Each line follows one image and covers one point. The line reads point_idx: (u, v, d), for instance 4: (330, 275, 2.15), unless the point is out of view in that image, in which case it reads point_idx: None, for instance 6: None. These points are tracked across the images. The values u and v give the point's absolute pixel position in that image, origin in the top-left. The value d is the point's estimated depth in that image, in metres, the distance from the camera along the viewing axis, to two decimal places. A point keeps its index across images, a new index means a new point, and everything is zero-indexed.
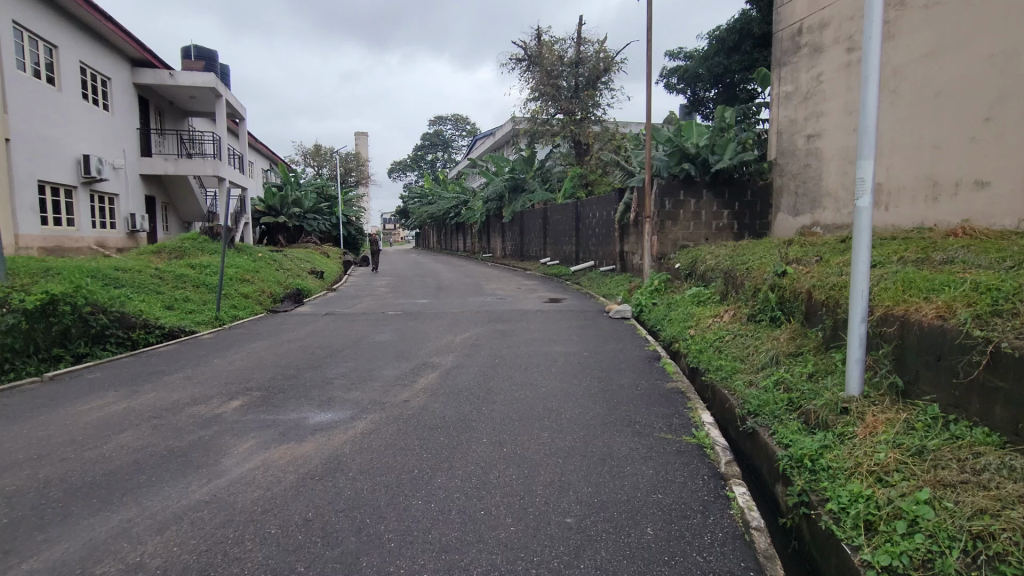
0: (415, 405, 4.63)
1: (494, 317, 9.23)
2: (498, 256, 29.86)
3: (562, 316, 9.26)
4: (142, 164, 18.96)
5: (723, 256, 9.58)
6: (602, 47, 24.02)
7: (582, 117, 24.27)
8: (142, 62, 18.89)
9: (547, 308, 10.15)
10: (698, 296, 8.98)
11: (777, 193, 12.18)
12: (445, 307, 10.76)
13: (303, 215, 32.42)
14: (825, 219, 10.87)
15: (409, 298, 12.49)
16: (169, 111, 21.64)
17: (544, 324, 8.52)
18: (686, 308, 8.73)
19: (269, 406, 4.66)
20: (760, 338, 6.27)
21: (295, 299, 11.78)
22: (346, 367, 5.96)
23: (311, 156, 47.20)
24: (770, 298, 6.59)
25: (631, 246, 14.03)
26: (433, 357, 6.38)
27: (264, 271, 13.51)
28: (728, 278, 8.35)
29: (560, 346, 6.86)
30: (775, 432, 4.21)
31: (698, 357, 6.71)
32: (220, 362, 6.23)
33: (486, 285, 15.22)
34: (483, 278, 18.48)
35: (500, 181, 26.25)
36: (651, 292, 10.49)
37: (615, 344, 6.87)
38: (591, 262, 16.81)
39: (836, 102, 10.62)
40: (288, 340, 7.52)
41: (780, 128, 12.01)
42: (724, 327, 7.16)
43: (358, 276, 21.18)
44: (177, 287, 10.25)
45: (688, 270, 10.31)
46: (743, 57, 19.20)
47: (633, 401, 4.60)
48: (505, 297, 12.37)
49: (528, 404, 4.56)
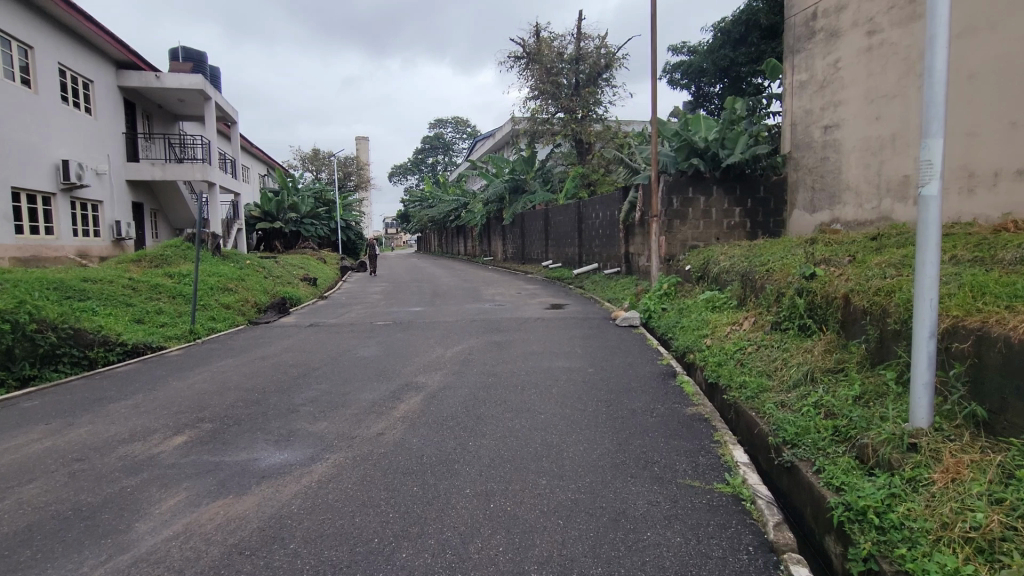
0: (390, 440, 3.91)
1: (490, 326, 8.51)
2: (499, 259, 29.16)
3: (564, 324, 8.54)
4: (128, 169, 18.35)
5: (737, 256, 8.86)
6: (603, 43, 23.33)
7: (583, 115, 23.57)
8: (127, 65, 18.29)
9: (548, 315, 9.43)
10: (712, 301, 8.24)
11: (792, 188, 11.43)
12: (439, 315, 10.05)
13: (299, 220, 31.83)
14: (846, 215, 10.12)
15: (402, 306, 11.80)
16: (158, 114, 21.09)
17: (544, 333, 7.80)
18: (700, 315, 7.97)
19: (217, 444, 3.95)
20: (788, 350, 5.52)
21: (279, 309, 11.09)
22: (317, 389, 5.24)
23: (309, 161, 46.66)
24: (797, 304, 5.85)
25: (637, 247, 13.29)
26: (419, 376, 5.67)
27: (249, 280, 12.84)
28: (747, 281, 7.61)
29: (561, 360, 6.13)
30: (822, 470, 3.47)
31: (716, 371, 5.99)
32: (178, 387, 5.52)
33: (485, 291, 14.52)
34: (482, 282, 17.77)
35: (500, 182, 25.55)
36: (659, 296, 9.76)
37: (623, 357, 6.14)
38: (594, 265, 16.09)
39: (855, 90, 9.87)
40: (261, 357, 6.82)
41: (795, 120, 11.26)
42: (744, 337, 6.42)
43: (354, 282, 20.52)
44: (151, 298, 9.57)
45: (699, 272, 9.57)
46: (750, 50, 18.48)
47: (648, 433, 3.85)
48: (504, 303, 11.65)
49: (522, 437, 3.84)
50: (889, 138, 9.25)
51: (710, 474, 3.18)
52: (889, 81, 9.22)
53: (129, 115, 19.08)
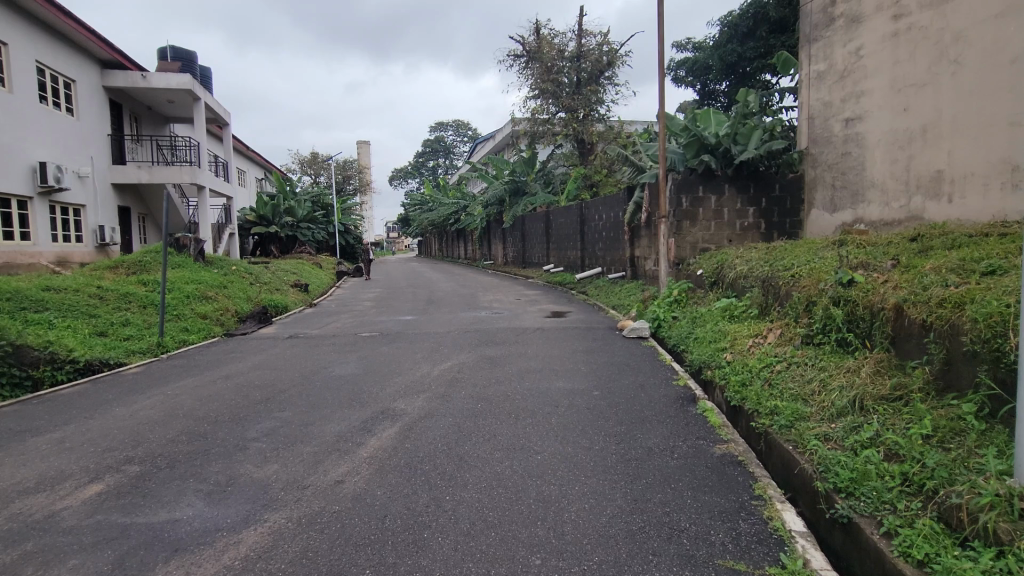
0: (347, 493, 3.14)
1: (484, 339, 7.73)
2: (500, 263, 28.44)
3: (566, 336, 7.75)
4: (113, 172, 17.66)
5: (755, 260, 8.10)
6: (606, 40, 22.63)
7: (585, 114, 22.83)
8: (113, 64, 17.63)
9: (549, 325, 8.64)
10: (728, 310, 7.50)
11: (810, 187, 10.67)
12: (431, 325, 9.27)
13: (295, 225, 31.14)
14: (870, 215, 9.35)
15: (393, 314, 11.02)
16: (147, 116, 20.45)
17: (543, 346, 7.02)
18: (716, 326, 7.20)
19: (135, 497, 3.19)
20: (826, 370, 4.77)
21: (260, 318, 10.32)
22: (277, 420, 4.46)
23: (307, 165, 46.08)
24: (834, 315, 5.10)
25: (643, 250, 12.54)
26: (398, 400, 4.90)
27: (232, 287, 12.10)
28: (769, 288, 6.86)
29: (563, 380, 5.37)
30: (897, 534, 2.73)
31: (740, 391, 5.22)
32: (118, 416, 4.76)
33: (482, 297, 13.75)
34: (480, 287, 16.99)
35: (500, 184, 24.74)
36: (669, 304, 8.99)
37: (632, 377, 5.36)
38: (598, 269, 15.33)
39: (880, 79, 9.11)
40: (225, 376, 6.06)
41: (812, 113, 10.49)
42: (770, 351, 5.66)
43: (349, 287, 19.80)
44: (119, 308, 8.84)
45: (713, 278, 8.80)
46: (758, 44, 17.74)
47: (672, 484, 3.09)
48: (502, 311, 10.91)
49: (514, 490, 3.08)
50: (919, 130, 8.49)
51: (759, 550, 2.43)
52: (919, 68, 8.46)
53: (116, 116, 18.44)
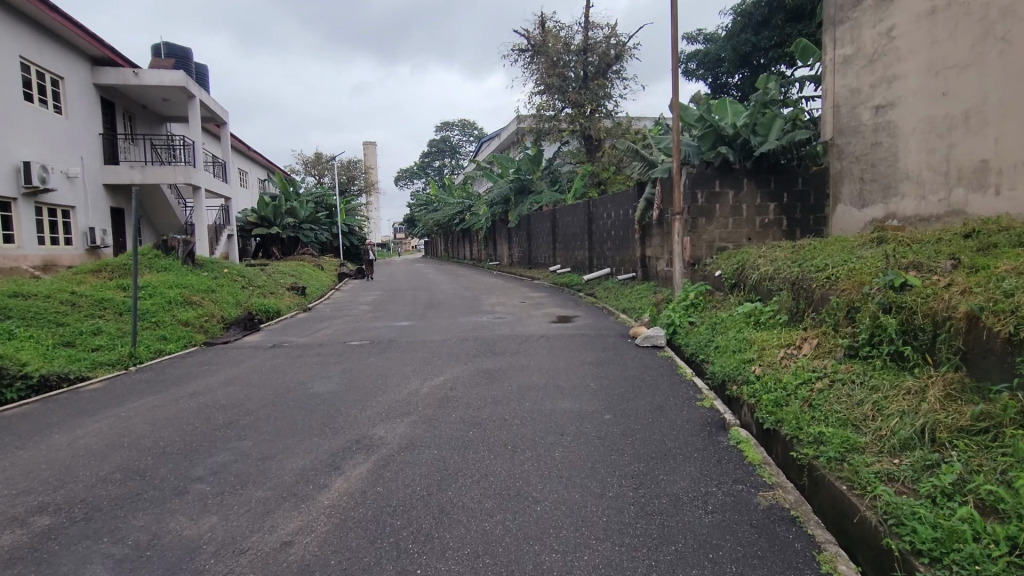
0: (294, 562, 2.47)
1: (483, 348, 7.05)
2: (505, 263, 27.80)
3: (574, 344, 7.05)
4: (105, 172, 17.13)
5: (781, 260, 7.37)
6: (613, 32, 21.90)
7: (592, 109, 22.11)
8: (104, 61, 17.09)
9: (555, 332, 7.92)
10: (752, 316, 6.78)
11: (835, 180, 9.93)
12: (427, 332, 8.58)
13: (297, 226, 30.66)
14: (904, 210, 8.60)
15: (389, 319, 10.36)
16: (142, 115, 19.92)
17: (547, 357, 6.31)
18: (739, 334, 6.47)
19: (27, 565, 2.53)
20: (879, 390, 4.05)
21: (246, 325, 9.67)
22: (233, 454, 3.78)
23: (311, 165, 45.65)
24: (886, 324, 4.38)
25: (654, 250, 11.83)
26: (377, 426, 4.22)
27: (220, 291, 11.47)
28: (799, 292, 6.14)
29: (570, 399, 4.69)
30: None
31: (774, 413, 4.50)
32: (54, 446, 4.11)
33: (484, 300, 13.06)
34: (485, 290, 16.35)
35: (504, 183, 24.06)
36: (685, 308, 8.27)
37: (649, 396, 4.65)
38: (607, 270, 14.62)
39: (915, 62, 8.35)
40: (190, 394, 5.40)
41: (837, 101, 9.72)
42: (806, 365, 4.93)
43: (349, 289, 19.21)
44: (91, 316, 8.21)
45: (733, 279, 8.08)
46: (774, 34, 16.99)
47: (710, 551, 2.41)
48: (505, 316, 10.21)
49: (506, 561, 2.39)
50: (960, 116, 7.73)
51: None
52: (960, 48, 7.71)
53: (109, 115, 17.92)
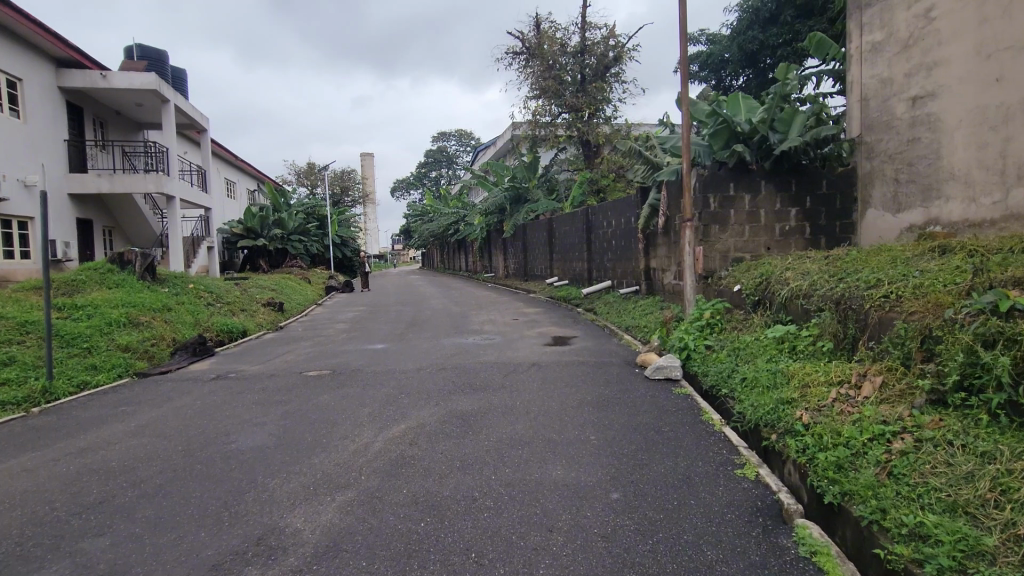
0: None
1: (462, 380, 5.90)
2: (501, 275, 26.72)
3: (570, 375, 5.86)
4: (70, 181, 16.02)
5: (815, 273, 6.24)
6: (612, 33, 20.92)
7: (590, 114, 21.07)
8: (70, 63, 16.03)
9: (548, 359, 6.74)
10: (784, 342, 5.62)
11: (864, 183, 8.82)
12: (401, 358, 7.40)
13: (285, 238, 29.58)
14: (948, 214, 7.50)
15: (362, 341, 9.18)
16: (115, 121, 18.86)
17: (537, 396, 5.13)
18: (771, 364, 5.31)
19: None
20: (996, 460, 2.91)
21: (194, 351, 8.29)
22: (73, 566, 2.60)
23: (304, 176, 44.72)
24: (991, 364, 3.27)
25: (660, 261, 10.70)
26: (295, 510, 3.05)
27: (177, 311, 10.26)
28: (847, 314, 4.99)
29: (564, 464, 3.53)
30: None
31: (839, 481, 3.32)
32: None
33: (474, 317, 11.92)
34: (476, 304, 15.22)
35: (499, 191, 23.00)
36: (700, 330, 7.09)
37: (671, 461, 3.49)
38: (607, 283, 13.50)
39: (960, 45, 7.28)
40: (81, 450, 4.22)
41: (866, 93, 8.62)
42: (872, 413, 3.78)
43: (334, 304, 18.09)
44: (7, 343, 7.02)
45: (755, 296, 6.94)
46: (782, 30, 15.98)
47: None
48: (495, 336, 9.06)
49: None
50: None
51: None
52: None
53: (76, 120, 16.85)
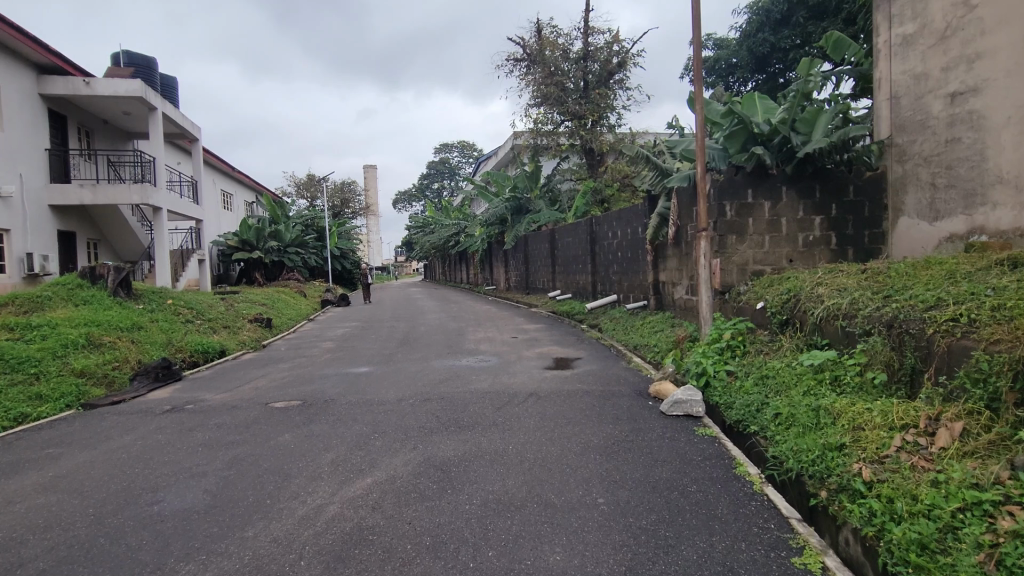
0: None
1: (448, 415, 5.09)
2: (502, 287, 25.96)
3: (574, 409, 5.03)
4: (51, 192, 15.36)
5: (853, 289, 5.46)
6: (615, 38, 20.28)
7: (593, 121, 20.40)
8: (52, 70, 15.44)
9: (549, 388, 5.91)
10: (821, 371, 4.83)
11: (896, 188, 8.01)
12: (383, 385, 6.58)
13: (282, 250, 28.91)
14: (996, 222, 6.68)
15: (346, 363, 8.37)
16: (101, 130, 18.26)
17: (533, 438, 4.31)
18: (811, 399, 4.51)
19: None
20: None
21: (156, 377, 7.47)
22: None
23: (304, 188, 44.21)
24: None
25: (670, 274, 9.90)
26: None
27: (147, 330, 9.49)
28: (902, 341, 4.21)
29: (567, 543, 2.72)
30: None
31: (928, 570, 2.52)
32: None
33: (471, 334, 11.14)
34: (475, 319, 14.43)
35: (500, 202, 22.30)
36: (719, 353, 6.27)
37: (709, 543, 2.67)
38: (612, 297, 12.71)
39: (1007, 34, 6.52)
40: None
41: (896, 90, 7.82)
42: (959, 473, 2.99)
43: (327, 318, 17.34)
44: None
45: (782, 315, 6.14)
46: (794, 32, 15.26)
47: None
48: (492, 358, 8.26)
49: None
50: None
51: None
52: None
53: (59, 129, 16.24)
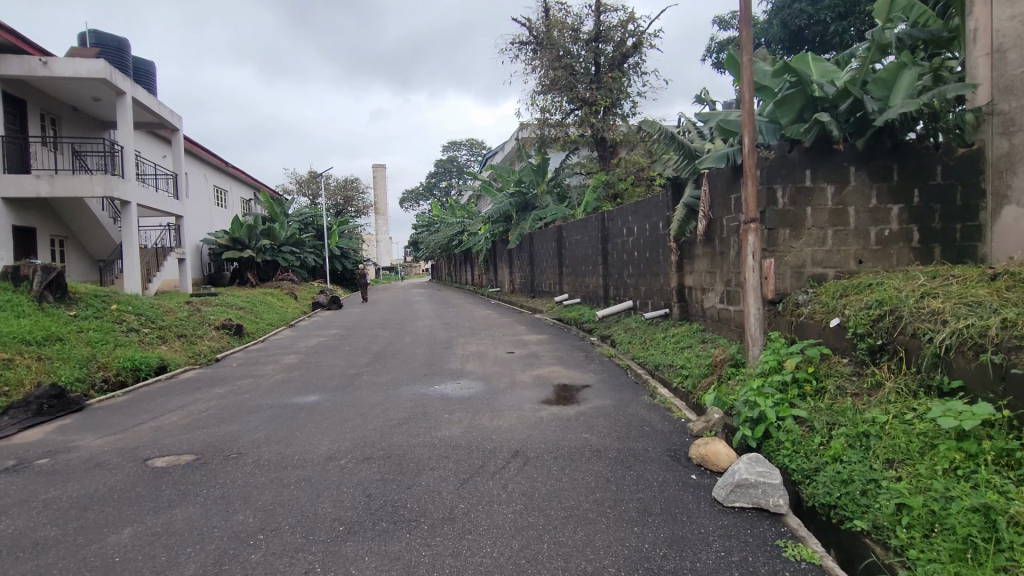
0: None
1: (384, 494, 3.33)
2: (507, 290, 24.26)
3: (576, 490, 3.25)
4: (4, 183, 13.87)
5: (997, 304, 3.67)
6: (631, 17, 18.43)
7: (605, 109, 18.61)
8: (7, 49, 13.91)
9: (542, 443, 4.15)
10: (969, 436, 3.12)
11: (1000, 169, 6.07)
12: (320, 427, 4.83)
13: (276, 249, 27.41)
14: None
15: (296, 389, 6.67)
16: (69, 117, 16.75)
17: (502, 563, 2.52)
18: (966, 491, 2.80)
19: None
20: None
21: (37, 408, 5.80)
22: None
23: (305, 185, 42.77)
24: None
25: (700, 277, 8.10)
26: None
27: (65, 342, 7.89)
28: None
29: None
30: None
31: None
32: None
33: (460, 349, 9.41)
34: (470, 328, 12.71)
35: (503, 198, 20.50)
36: (781, 390, 4.48)
37: None
38: (628, 303, 10.92)
39: None
40: None
41: (1001, 41, 5.89)
42: None
43: (311, 324, 15.71)
44: None
45: (870, 338, 4.37)
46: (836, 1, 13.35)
47: None
48: (477, 384, 6.52)
49: None
50: None
51: None
52: None
53: (17, 115, 14.74)
